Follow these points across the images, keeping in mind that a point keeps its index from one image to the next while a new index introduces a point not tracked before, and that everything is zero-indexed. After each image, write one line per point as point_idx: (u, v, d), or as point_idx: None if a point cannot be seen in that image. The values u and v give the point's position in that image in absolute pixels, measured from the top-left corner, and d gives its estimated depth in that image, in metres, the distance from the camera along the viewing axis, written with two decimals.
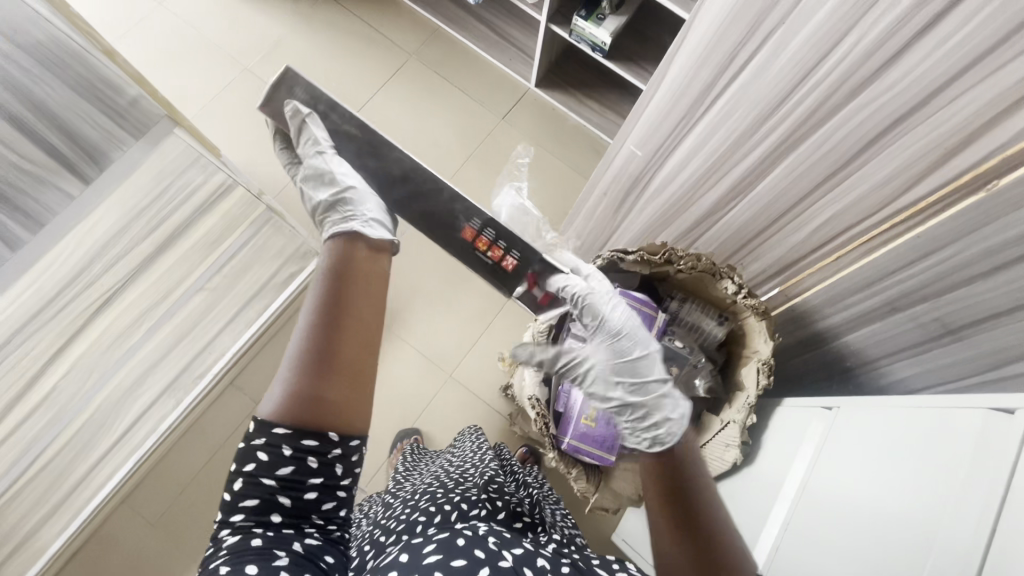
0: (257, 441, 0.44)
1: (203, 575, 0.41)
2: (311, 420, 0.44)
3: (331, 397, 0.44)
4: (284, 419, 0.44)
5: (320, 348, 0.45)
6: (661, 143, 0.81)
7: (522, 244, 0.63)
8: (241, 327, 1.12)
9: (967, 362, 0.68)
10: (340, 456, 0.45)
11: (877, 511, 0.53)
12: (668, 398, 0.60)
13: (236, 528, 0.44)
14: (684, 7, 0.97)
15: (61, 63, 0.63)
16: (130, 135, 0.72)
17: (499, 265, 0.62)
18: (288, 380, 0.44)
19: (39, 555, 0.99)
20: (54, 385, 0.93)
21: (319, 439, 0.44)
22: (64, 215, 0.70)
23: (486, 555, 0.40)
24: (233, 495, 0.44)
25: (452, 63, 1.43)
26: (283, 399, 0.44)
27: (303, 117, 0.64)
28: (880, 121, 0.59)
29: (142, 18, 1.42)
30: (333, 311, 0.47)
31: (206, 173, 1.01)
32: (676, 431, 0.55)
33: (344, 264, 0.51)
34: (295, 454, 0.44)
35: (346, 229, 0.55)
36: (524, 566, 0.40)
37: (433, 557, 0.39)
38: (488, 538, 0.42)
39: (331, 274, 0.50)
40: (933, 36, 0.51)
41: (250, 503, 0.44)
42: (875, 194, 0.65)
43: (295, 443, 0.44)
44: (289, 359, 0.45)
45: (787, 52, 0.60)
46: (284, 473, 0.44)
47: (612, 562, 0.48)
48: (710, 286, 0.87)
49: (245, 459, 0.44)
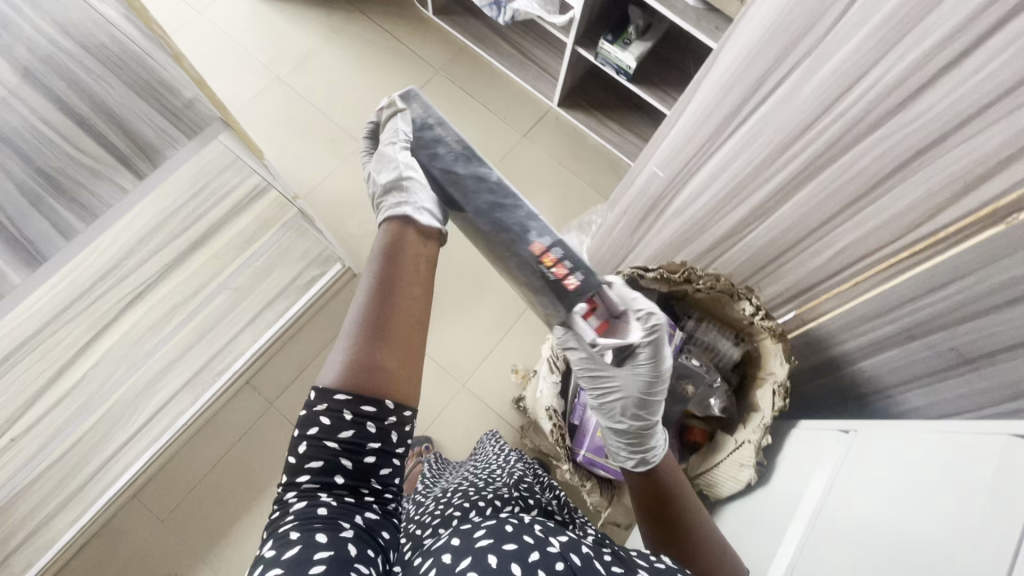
0: (319, 407, 0.48)
1: (273, 537, 0.44)
2: (370, 388, 0.49)
3: (388, 367, 0.50)
4: (345, 386, 0.49)
5: (377, 321, 0.52)
6: (686, 164, 0.83)
7: (586, 268, 0.61)
8: (261, 328, 1.14)
9: (984, 393, 0.69)
10: (396, 423, 0.50)
11: (900, 527, 0.54)
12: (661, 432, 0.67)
13: (301, 492, 0.47)
14: (709, 35, 1.00)
15: (120, 62, 0.66)
16: (183, 134, 0.74)
17: (561, 283, 0.60)
18: (349, 348, 0.50)
19: (51, 545, 1.00)
20: (83, 373, 0.96)
21: (376, 405, 0.49)
22: (116, 209, 0.72)
23: (535, 541, 0.41)
24: (297, 458, 0.48)
25: (477, 79, 1.47)
26: (345, 368, 0.49)
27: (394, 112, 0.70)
28: (903, 151, 0.61)
29: (181, 24, 1.48)
30: (389, 289, 0.53)
31: (242, 175, 1.00)
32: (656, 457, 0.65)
33: (398, 249, 0.58)
34: (355, 420, 0.48)
35: (401, 214, 0.61)
36: (572, 552, 0.41)
37: (484, 542, 0.41)
38: (534, 525, 0.43)
39: (387, 259, 0.57)
40: (957, 73, 0.53)
41: (314, 466, 0.47)
42: (896, 222, 0.67)
43: (355, 408, 0.48)
44: (348, 332, 0.51)
45: (814, 81, 0.62)
46: (347, 435, 0.48)
47: (648, 554, 0.48)
48: (728, 306, 0.88)
49: (308, 424, 0.48)
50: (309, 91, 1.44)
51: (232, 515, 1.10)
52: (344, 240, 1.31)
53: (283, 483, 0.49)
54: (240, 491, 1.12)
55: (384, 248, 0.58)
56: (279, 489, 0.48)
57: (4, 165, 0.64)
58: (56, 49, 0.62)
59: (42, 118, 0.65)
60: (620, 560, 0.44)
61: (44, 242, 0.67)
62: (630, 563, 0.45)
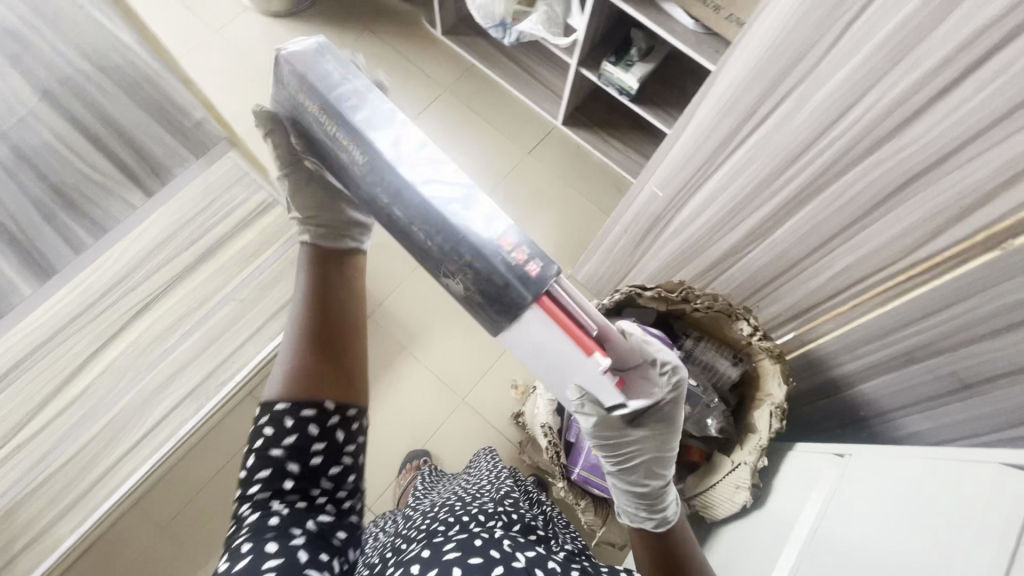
0: (264, 419, 0.50)
1: (229, 551, 0.46)
2: (309, 393, 0.51)
3: (320, 372, 0.52)
4: (286, 395, 0.51)
5: (314, 331, 0.54)
6: (683, 185, 0.84)
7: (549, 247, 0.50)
8: (265, 339, 1.13)
9: (983, 419, 0.68)
10: (339, 423, 0.52)
11: (888, 550, 0.54)
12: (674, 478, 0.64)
13: (254, 505, 0.49)
14: (710, 57, 1.01)
15: (136, 86, 0.71)
16: (191, 153, 0.74)
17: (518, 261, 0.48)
18: (286, 363, 0.52)
19: (56, 548, 1.02)
20: (92, 379, 0.98)
21: (316, 408, 0.51)
22: (126, 224, 0.72)
23: (501, 555, 0.42)
24: (248, 472, 0.50)
25: (484, 97, 1.50)
26: (286, 380, 0.51)
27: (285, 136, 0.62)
28: (896, 177, 0.62)
29: (199, 42, 1.53)
30: (321, 302, 0.56)
31: (250, 189, 1.07)
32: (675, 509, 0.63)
33: (325, 270, 0.60)
34: (296, 424, 0.50)
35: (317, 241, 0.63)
36: (536, 567, 0.42)
37: (452, 554, 0.42)
38: (503, 540, 0.45)
39: (315, 277, 0.59)
40: (948, 102, 0.54)
41: (263, 475, 0.49)
42: (892, 246, 0.67)
43: (295, 414, 0.50)
44: (286, 344, 0.54)
45: (808, 106, 0.64)
46: (290, 442, 0.50)
47: (619, 570, 0.50)
48: (726, 326, 0.88)
49: (255, 437, 0.50)
50: None
51: (228, 525, 1.11)
52: None
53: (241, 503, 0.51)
54: (239, 501, 1.13)
55: (310, 266, 0.61)
56: (235, 502, 0.50)
57: (20, 181, 0.68)
58: (79, 72, 0.69)
59: (56, 135, 0.69)
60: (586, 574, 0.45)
61: (56, 257, 0.69)
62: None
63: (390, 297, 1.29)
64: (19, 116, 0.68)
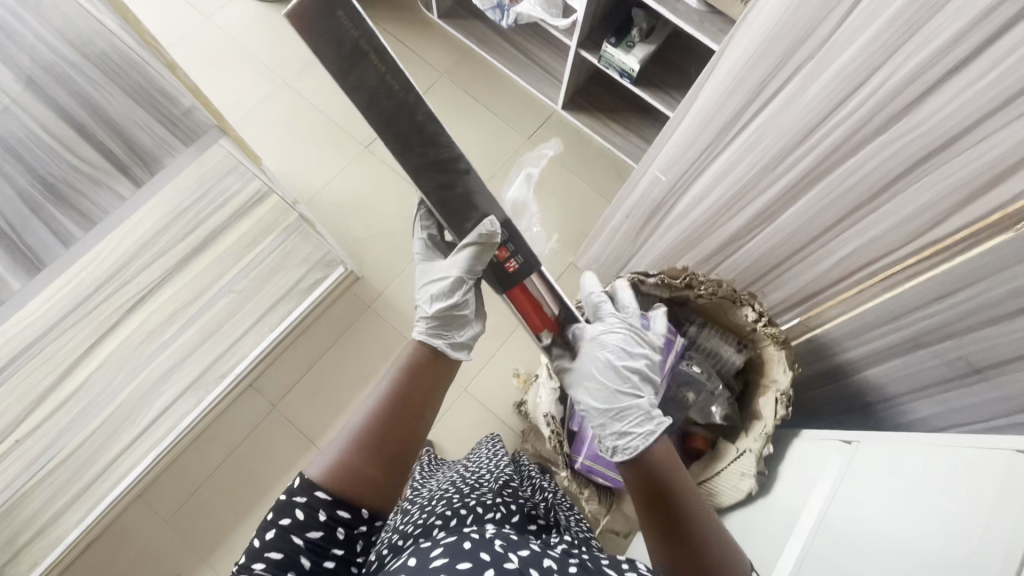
0: (297, 499, 0.49)
1: None
2: (350, 493, 0.51)
3: (370, 475, 0.52)
4: (328, 485, 0.50)
5: (377, 435, 0.53)
6: (686, 169, 0.82)
7: (528, 252, 0.72)
8: (265, 330, 1.16)
9: (991, 404, 0.67)
10: (364, 532, 0.51)
11: (900, 543, 0.52)
12: (637, 408, 0.67)
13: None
14: (713, 37, 0.98)
15: (124, 74, 0.67)
16: (180, 142, 0.74)
17: (502, 264, 0.71)
18: (341, 449, 0.52)
19: (56, 544, 1.02)
20: (88, 375, 0.98)
21: (352, 512, 0.51)
22: (115, 215, 0.74)
23: (492, 557, 0.41)
24: (260, 544, 0.48)
25: (482, 82, 1.47)
26: (334, 466, 0.51)
27: (484, 243, 0.67)
28: (906, 157, 0.59)
29: (191, 29, 1.50)
30: (399, 404, 0.56)
31: (244, 179, 1.02)
32: (639, 443, 0.61)
33: (415, 365, 0.61)
34: (327, 521, 0.50)
35: (437, 343, 0.64)
36: (530, 568, 0.41)
37: (439, 561, 0.40)
38: (494, 540, 0.43)
39: (401, 371, 0.59)
40: (961, 79, 0.51)
41: (273, 556, 0.48)
42: (900, 229, 0.65)
43: (330, 510, 0.50)
44: (347, 432, 0.53)
45: (816, 85, 0.61)
46: (314, 536, 0.49)
47: (621, 561, 0.49)
48: (730, 313, 0.87)
49: (281, 513, 0.49)
50: (315, 95, 1.45)
51: (232, 518, 1.12)
52: (348, 244, 1.32)
53: (241, 560, 0.49)
54: (240, 493, 1.13)
55: (408, 360, 0.61)
56: (235, 569, 0.49)
57: (4, 171, 0.64)
58: (58, 57, 0.63)
59: (43, 124, 0.65)
60: (585, 570, 0.44)
61: (44, 250, 0.68)
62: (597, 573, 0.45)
63: (391, 287, 1.28)
64: (3, 104, 0.62)
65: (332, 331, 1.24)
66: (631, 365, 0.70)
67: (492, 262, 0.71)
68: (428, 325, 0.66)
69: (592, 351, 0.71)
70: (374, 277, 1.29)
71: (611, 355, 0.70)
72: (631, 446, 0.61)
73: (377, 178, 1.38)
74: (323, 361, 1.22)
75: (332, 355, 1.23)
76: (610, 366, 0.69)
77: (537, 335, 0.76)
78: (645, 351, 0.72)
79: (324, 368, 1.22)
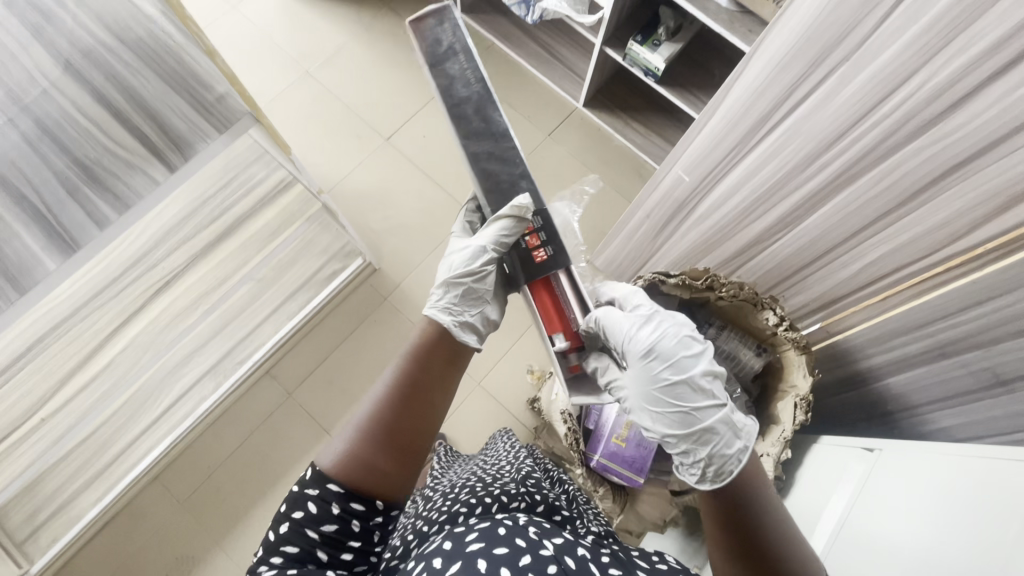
0: (310, 492, 0.50)
1: None
2: (364, 485, 0.50)
3: (382, 466, 0.51)
4: (338, 476, 0.50)
5: (386, 422, 0.53)
6: (711, 170, 0.82)
7: (559, 245, 0.71)
8: (283, 319, 1.18)
9: (1003, 419, 0.65)
10: (380, 523, 0.51)
11: (929, 545, 0.52)
12: (721, 424, 0.58)
13: (273, 567, 0.49)
14: (741, 38, 0.97)
15: (157, 57, 0.67)
16: (213, 128, 0.72)
17: (529, 252, 0.70)
18: (347, 441, 0.52)
19: (75, 523, 1.04)
20: (112, 357, 1.01)
21: (366, 504, 0.51)
22: (150, 200, 0.71)
23: (527, 544, 0.41)
24: (277, 538, 0.49)
25: (505, 77, 1.48)
26: (342, 457, 0.51)
27: (523, 216, 0.68)
28: (939, 165, 0.58)
29: (217, 18, 1.51)
30: (408, 395, 0.55)
31: (269, 168, 1.05)
32: (734, 464, 0.55)
33: (427, 352, 0.60)
34: (341, 514, 0.50)
35: (448, 320, 0.63)
36: (566, 556, 0.41)
37: (475, 545, 0.41)
38: (528, 528, 0.43)
39: (411, 357, 0.59)
40: (1002, 85, 0.50)
41: (290, 550, 0.49)
42: (928, 238, 0.64)
43: (343, 503, 0.50)
44: (355, 422, 0.54)
45: (848, 89, 0.61)
46: (328, 529, 0.49)
47: (650, 554, 0.49)
48: (750, 316, 0.86)
49: (295, 506, 0.50)
50: (338, 86, 1.45)
51: (246, 502, 1.13)
52: (366, 236, 1.33)
53: (260, 554, 0.50)
54: (255, 479, 1.14)
55: (416, 346, 0.60)
56: (255, 561, 0.50)
57: (39, 150, 0.64)
58: (94, 42, 0.64)
59: (79, 108, 0.65)
60: (618, 561, 0.44)
61: (78, 230, 0.67)
62: (629, 565, 0.45)
63: (409, 279, 1.29)
64: (39, 87, 0.63)
65: (348, 322, 1.25)
66: (694, 368, 0.60)
67: (521, 244, 0.71)
68: (444, 293, 0.66)
69: (643, 361, 0.62)
70: (391, 269, 1.30)
71: (665, 364, 0.61)
72: (725, 470, 0.55)
73: (398, 171, 1.38)
74: (338, 352, 1.23)
75: (347, 345, 1.23)
76: (670, 380, 0.60)
77: (550, 336, 0.70)
78: (704, 345, 0.62)
79: (339, 358, 1.22)
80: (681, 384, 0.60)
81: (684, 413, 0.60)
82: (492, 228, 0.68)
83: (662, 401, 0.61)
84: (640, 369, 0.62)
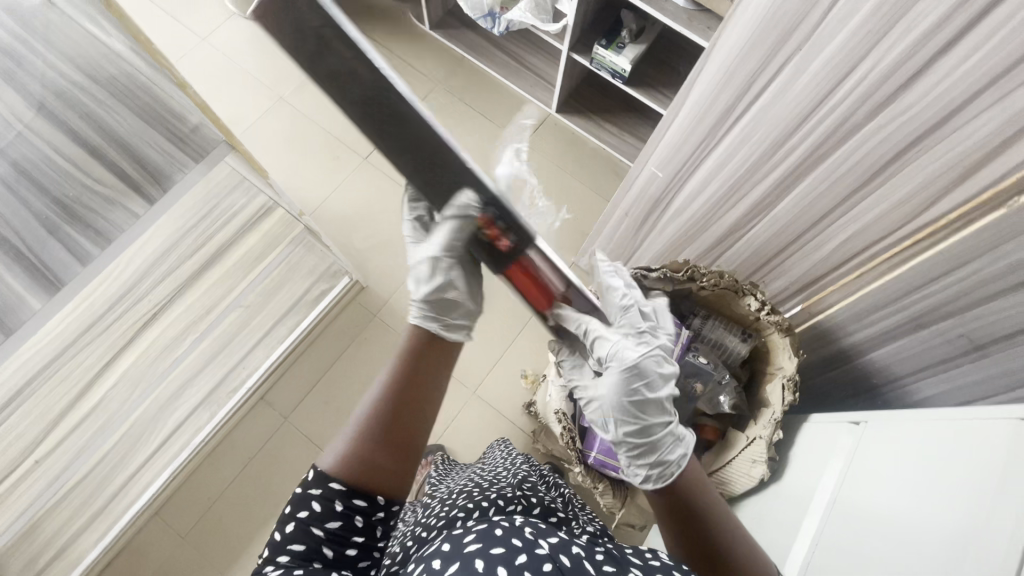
0: (313, 492, 0.50)
1: None
2: (366, 482, 0.51)
3: (384, 464, 0.52)
4: (340, 476, 0.50)
5: (382, 421, 0.53)
6: (683, 163, 0.84)
7: (521, 225, 0.61)
8: (273, 344, 1.18)
9: (991, 381, 0.67)
10: (382, 518, 0.52)
11: (911, 512, 0.54)
12: (672, 439, 0.64)
13: (279, 567, 0.49)
14: (700, 35, 1.01)
15: (132, 94, 0.68)
16: (190, 158, 0.72)
17: (494, 244, 0.62)
18: (348, 441, 0.52)
19: (77, 564, 1.03)
20: (103, 394, 1.00)
21: (368, 500, 0.51)
22: (129, 234, 0.71)
23: (523, 544, 0.42)
24: (283, 537, 0.50)
25: (475, 90, 1.50)
26: (343, 457, 0.51)
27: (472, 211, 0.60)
28: (897, 142, 0.61)
29: (186, 51, 1.52)
30: (403, 393, 0.55)
31: (250, 195, 1.04)
32: (675, 471, 0.60)
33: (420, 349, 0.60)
34: (344, 511, 0.50)
35: (433, 325, 0.62)
36: (561, 554, 0.42)
37: (473, 546, 0.42)
38: (525, 528, 0.44)
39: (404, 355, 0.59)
40: (946, 62, 0.53)
41: (296, 548, 0.49)
42: (894, 212, 0.67)
43: (346, 500, 0.50)
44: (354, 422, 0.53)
45: (806, 77, 0.63)
46: (332, 526, 0.50)
47: (643, 550, 0.50)
48: (733, 303, 0.88)
49: (300, 506, 0.50)
50: (312, 109, 1.47)
51: (250, 528, 1.12)
52: (352, 255, 1.33)
53: (266, 554, 0.51)
54: (256, 505, 1.14)
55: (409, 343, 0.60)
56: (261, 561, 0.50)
57: (21, 196, 0.66)
58: (66, 83, 0.65)
59: (56, 150, 0.67)
60: (611, 558, 0.45)
61: (61, 267, 0.67)
62: (624, 562, 0.46)
63: (398, 294, 1.30)
64: (14, 129, 0.64)
65: (340, 340, 1.25)
66: (665, 390, 0.66)
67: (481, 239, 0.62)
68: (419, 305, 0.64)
69: (621, 373, 0.65)
70: (379, 286, 1.30)
71: (641, 382, 0.65)
72: (665, 474, 0.60)
73: (379, 189, 1.39)
74: (332, 371, 1.23)
75: (340, 363, 1.24)
76: (641, 396, 0.65)
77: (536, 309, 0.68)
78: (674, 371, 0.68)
79: (334, 377, 1.23)
80: (647, 400, 0.65)
81: (642, 424, 0.65)
82: (444, 230, 0.62)
83: (625, 409, 0.65)
84: (617, 377, 0.65)
